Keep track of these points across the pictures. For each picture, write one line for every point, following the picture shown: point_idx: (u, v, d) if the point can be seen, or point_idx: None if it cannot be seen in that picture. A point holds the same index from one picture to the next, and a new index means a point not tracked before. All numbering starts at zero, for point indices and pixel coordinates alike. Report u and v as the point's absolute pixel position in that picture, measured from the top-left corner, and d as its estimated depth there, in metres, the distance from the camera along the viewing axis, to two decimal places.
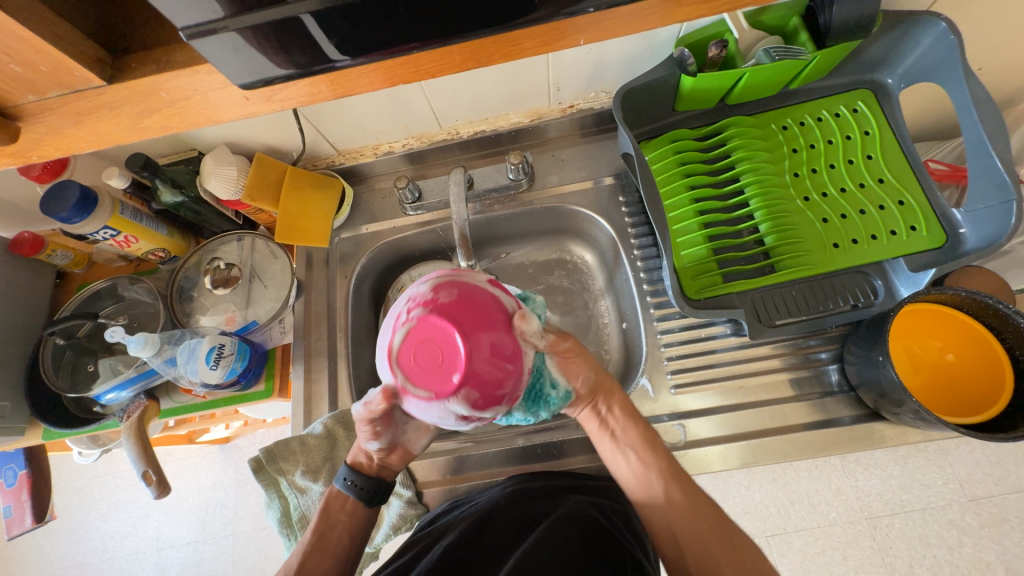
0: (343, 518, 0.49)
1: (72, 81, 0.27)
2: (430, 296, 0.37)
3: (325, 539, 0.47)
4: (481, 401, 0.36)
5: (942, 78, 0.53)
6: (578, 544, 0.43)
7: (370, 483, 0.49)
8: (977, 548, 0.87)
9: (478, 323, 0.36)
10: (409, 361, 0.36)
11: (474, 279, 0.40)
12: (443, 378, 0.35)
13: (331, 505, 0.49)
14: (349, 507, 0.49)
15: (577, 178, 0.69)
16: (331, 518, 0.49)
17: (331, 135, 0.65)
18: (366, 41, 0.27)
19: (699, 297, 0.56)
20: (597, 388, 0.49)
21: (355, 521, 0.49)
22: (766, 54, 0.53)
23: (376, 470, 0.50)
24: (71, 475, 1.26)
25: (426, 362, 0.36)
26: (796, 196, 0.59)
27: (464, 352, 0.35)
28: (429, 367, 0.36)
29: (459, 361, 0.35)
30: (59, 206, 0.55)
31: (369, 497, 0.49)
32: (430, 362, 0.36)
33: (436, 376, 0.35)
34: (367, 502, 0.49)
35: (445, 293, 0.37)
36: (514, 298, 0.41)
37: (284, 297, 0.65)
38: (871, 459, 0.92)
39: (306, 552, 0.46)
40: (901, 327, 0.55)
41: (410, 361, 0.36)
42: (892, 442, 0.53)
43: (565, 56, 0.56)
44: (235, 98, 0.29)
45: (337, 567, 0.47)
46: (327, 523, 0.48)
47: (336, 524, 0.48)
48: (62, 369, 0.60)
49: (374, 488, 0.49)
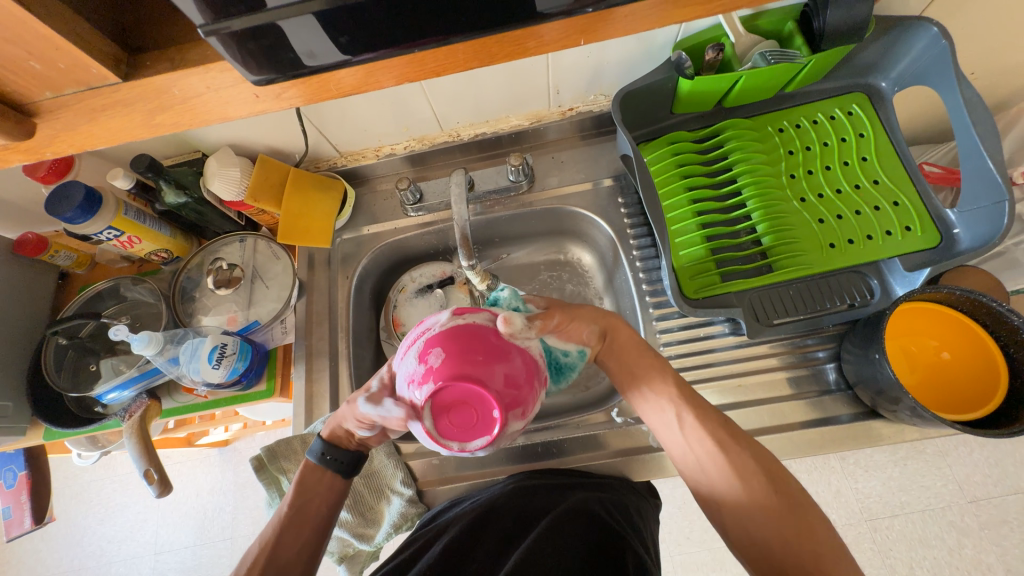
0: (320, 492, 0.49)
1: (89, 78, 0.27)
2: (424, 366, 0.34)
3: (302, 513, 0.47)
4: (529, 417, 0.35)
5: (934, 81, 0.54)
6: (578, 542, 0.43)
7: (347, 457, 0.49)
8: (977, 549, 0.88)
9: (485, 362, 0.33)
10: (448, 430, 0.33)
11: (440, 320, 0.36)
12: (487, 427, 0.32)
13: (308, 478, 0.49)
14: (326, 479, 0.49)
15: (577, 179, 0.70)
16: (308, 491, 0.48)
17: (334, 137, 0.66)
18: (373, 41, 0.27)
19: (698, 297, 0.57)
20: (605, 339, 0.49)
21: (333, 495, 0.49)
22: (762, 57, 0.54)
23: (352, 445, 0.50)
24: (69, 479, 1.25)
25: (467, 421, 0.33)
26: (792, 197, 0.60)
27: (491, 392, 0.32)
28: (470, 423, 0.33)
29: (491, 402, 0.32)
30: (65, 206, 0.55)
31: (346, 470, 0.50)
32: (468, 420, 0.33)
33: (483, 425, 0.33)
34: (345, 474, 0.50)
35: (434, 354, 0.34)
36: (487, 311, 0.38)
37: (286, 297, 0.65)
38: (870, 460, 0.93)
39: (282, 524, 0.46)
40: (897, 326, 0.56)
41: (449, 429, 0.33)
42: (890, 439, 0.54)
43: (565, 59, 0.57)
44: (245, 96, 0.30)
45: (313, 539, 0.47)
46: (304, 497, 0.48)
47: (312, 498, 0.48)
48: (64, 368, 0.60)
49: (352, 462, 0.49)
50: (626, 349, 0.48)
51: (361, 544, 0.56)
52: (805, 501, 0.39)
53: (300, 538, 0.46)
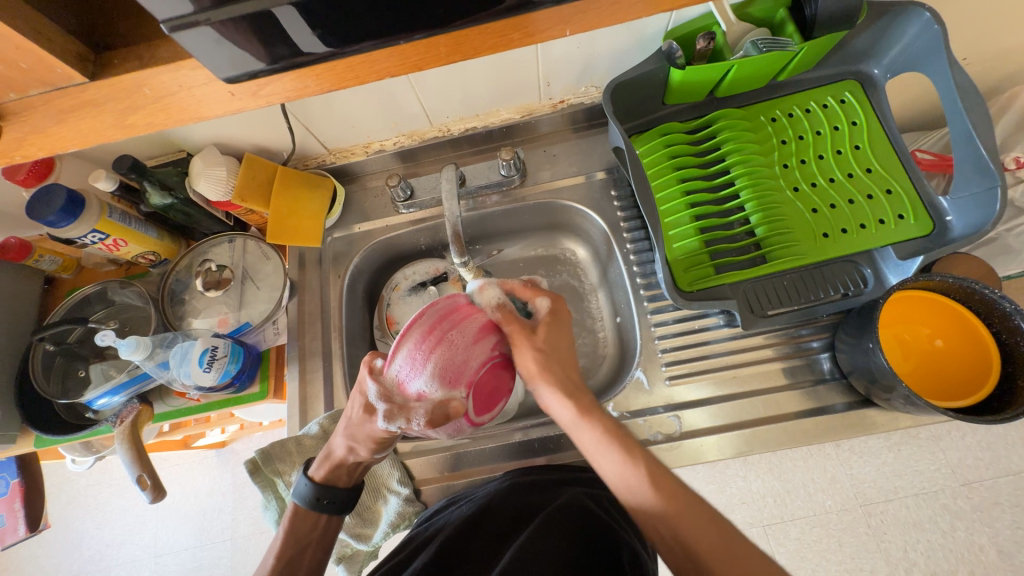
0: (315, 537, 0.50)
1: (54, 78, 0.27)
2: (444, 358, 0.41)
3: (294, 563, 0.48)
4: (515, 377, 0.51)
5: (925, 68, 0.54)
6: (568, 545, 0.43)
7: (342, 496, 0.51)
8: (970, 531, 0.89)
9: (487, 340, 0.44)
10: (482, 406, 0.44)
11: (431, 313, 0.42)
12: (499, 394, 0.46)
13: (300, 527, 0.50)
14: (320, 525, 0.51)
15: (569, 173, 0.69)
16: (302, 540, 0.50)
17: (322, 134, 0.65)
18: (352, 31, 0.27)
19: (692, 289, 0.56)
20: (566, 390, 0.46)
21: (327, 538, 0.51)
22: (753, 46, 0.53)
23: (346, 482, 0.52)
24: (65, 484, 1.24)
25: (489, 390, 0.45)
26: (786, 186, 0.59)
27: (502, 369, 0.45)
28: (490, 392, 0.45)
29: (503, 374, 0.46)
30: (45, 210, 0.54)
31: (336, 509, 0.51)
32: (490, 391, 0.45)
33: (497, 392, 0.46)
34: (338, 514, 0.51)
35: (448, 345, 0.41)
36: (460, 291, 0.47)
37: (277, 298, 0.64)
38: (865, 446, 0.94)
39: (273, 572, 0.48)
40: (891, 314, 0.55)
41: (484, 393, 0.44)
42: (884, 427, 0.54)
43: (554, 49, 0.56)
44: (221, 94, 0.29)
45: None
46: (296, 547, 0.49)
47: (306, 546, 0.49)
48: (53, 374, 0.59)
49: (347, 500, 0.51)
50: (558, 399, 0.47)
51: (359, 544, 0.56)
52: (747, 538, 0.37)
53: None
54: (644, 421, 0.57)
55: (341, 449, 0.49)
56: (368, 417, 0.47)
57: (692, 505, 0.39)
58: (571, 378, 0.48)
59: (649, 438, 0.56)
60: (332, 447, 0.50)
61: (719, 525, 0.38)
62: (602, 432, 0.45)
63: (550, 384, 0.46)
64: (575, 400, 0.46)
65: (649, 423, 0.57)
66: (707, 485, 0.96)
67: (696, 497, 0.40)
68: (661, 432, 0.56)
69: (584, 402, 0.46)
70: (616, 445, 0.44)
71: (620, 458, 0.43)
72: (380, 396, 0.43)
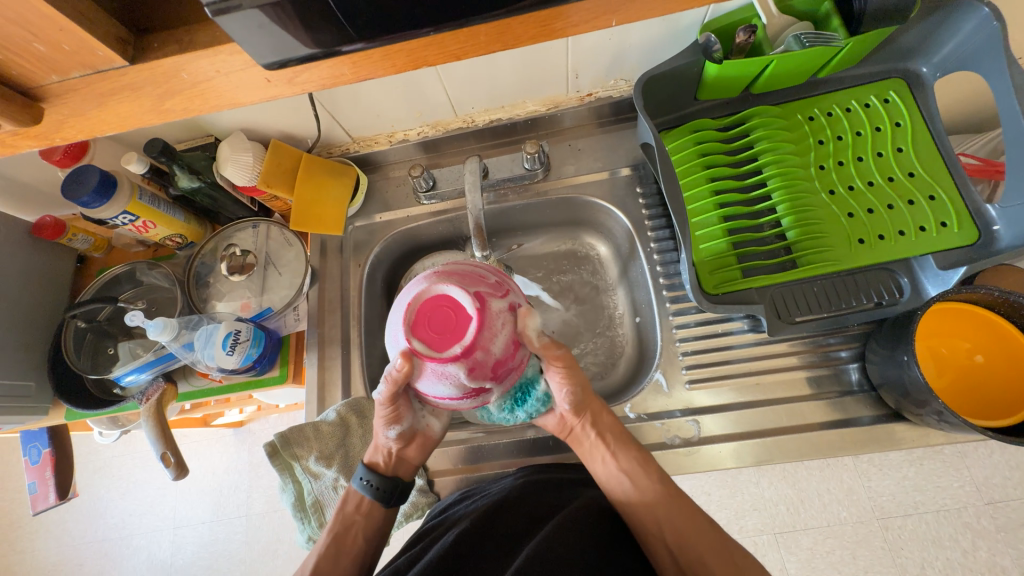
0: (359, 519, 0.51)
1: (96, 60, 0.27)
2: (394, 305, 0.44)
3: (341, 541, 0.49)
4: (503, 316, 0.40)
5: (979, 68, 0.51)
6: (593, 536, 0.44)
7: (390, 485, 0.50)
8: (992, 552, 0.86)
9: (430, 277, 0.42)
10: (434, 346, 0.39)
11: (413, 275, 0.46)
12: (459, 332, 0.39)
13: (347, 505, 0.51)
14: (362, 508, 0.51)
15: (593, 168, 0.68)
16: (347, 519, 0.50)
17: (346, 122, 0.65)
18: (389, 19, 0.26)
19: (717, 292, 0.55)
20: (584, 409, 0.49)
21: (371, 524, 0.51)
22: (796, 40, 0.51)
23: (391, 469, 0.51)
24: (92, 454, 1.30)
25: (438, 324, 0.39)
26: (821, 188, 0.57)
27: (465, 300, 0.40)
28: (442, 326, 0.39)
29: (487, 313, 0.40)
30: (80, 190, 0.55)
31: (384, 496, 0.50)
32: (443, 326, 0.40)
33: (451, 333, 0.39)
34: (384, 502, 0.50)
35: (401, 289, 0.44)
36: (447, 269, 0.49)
37: (298, 285, 0.65)
38: (885, 459, 0.91)
39: (322, 553, 0.48)
40: (928, 327, 0.53)
41: (423, 319, 0.40)
42: (912, 443, 0.52)
43: (585, 40, 0.55)
44: (257, 80, 0.29)
45: (352, 566, 0.49)
46: (343, 525, 0.50)
47: (351, 527, 0.50)
48: (84, 350, 0.61)
49: (389, 489, 0.50)
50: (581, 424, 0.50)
51: None
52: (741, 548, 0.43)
53: (339, 566, 0.48)
54: (662, 424, 0.56)
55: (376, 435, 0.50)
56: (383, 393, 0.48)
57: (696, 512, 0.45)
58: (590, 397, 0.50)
59: (666, 442, 0.55)
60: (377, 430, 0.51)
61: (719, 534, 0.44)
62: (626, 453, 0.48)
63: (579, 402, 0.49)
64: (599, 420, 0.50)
65: (666, 426, 0.56)
66: (718, 490, 0.94)
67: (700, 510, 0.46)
68: (678, 436, 0.55)
69: (606, 427, 0.50)
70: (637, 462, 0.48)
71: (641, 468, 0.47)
72: None
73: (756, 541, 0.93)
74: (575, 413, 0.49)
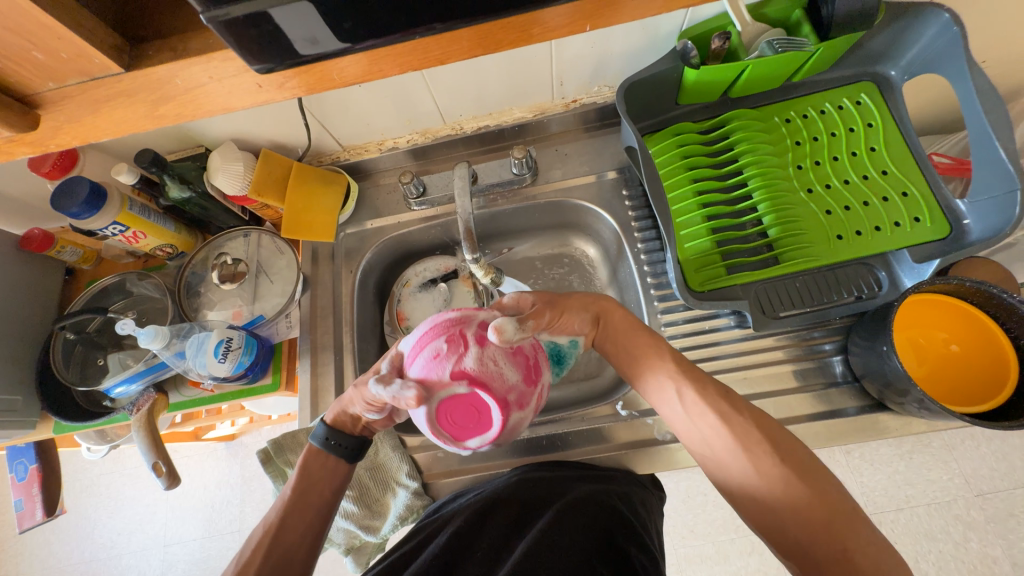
0: (323, 475, 0.50)
1: (92, 68, 0.28)
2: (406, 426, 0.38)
3: (305, 496, 0.48)
4: (490, 360, 0.34)
5: (943, 69, 0.53)
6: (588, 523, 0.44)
7: (352, 442, 0.51)
8: (983, 543, 0.87)
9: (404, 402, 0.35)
10: (480, 430, 0.34)
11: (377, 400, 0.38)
12: (485, 410, 0.34)
13: (311, 463, 0.50)
14: (328, 465, 0.50)
15: (580, 172, 0.70)
16: (311, 475, 0.49)
17: (336, 131, 0.66)
18: (376, 27, 0.27)
19: (704, 289, 0.56)
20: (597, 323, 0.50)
21: (336, 479, 0.50)
22: (768, 46, 0.52)
23: (357, 429, 0.52)
24: (79, 472, 1.27)
25: (464, 419, 0.34)
26: (799, 187, 0.59)
27: (453, 387, 0.34)
28: (466, 415, 0.34)
29: (479, 376, 0.34)
30: (70, 202, 0.55)
31: (349, 454, 0.51)
32: (468, 414, 0.34)
33: (479, 415, 0.34)
34: (348, 459, 0.51)
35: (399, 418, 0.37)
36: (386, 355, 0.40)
37: (290, 292, 0.65)
38: (875, 453, 0.92)
39: (286, 507, 0.47)
40: (906, 318, 0.55)
41: (441, 424, 0.34)
42: (896, 432, 0.53)
43: (569, 48, 0.57)
44: (248, 86, 0.30)
45: (318, 519, 0.48)
46: (307, 482, 0.49)
47: (317, 483, 0.49)
48: (73, 362, 0.61)
49: (355, 449, 0.51)
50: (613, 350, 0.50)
51: (367, 536, 0.57)
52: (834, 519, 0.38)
53: (305, 518, 0.47)
54: (653, 420, 0.57)
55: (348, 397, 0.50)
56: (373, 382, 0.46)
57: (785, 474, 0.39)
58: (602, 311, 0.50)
59: (658, 438, 0.56)
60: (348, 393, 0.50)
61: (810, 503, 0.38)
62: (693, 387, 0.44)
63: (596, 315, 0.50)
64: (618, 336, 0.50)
65: (658, 423, 0.57)
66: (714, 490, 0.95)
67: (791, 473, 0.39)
68: (670, 433, 0.56)
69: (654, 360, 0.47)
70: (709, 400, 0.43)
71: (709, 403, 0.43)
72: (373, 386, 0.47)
73: (753, 539, 0.94)
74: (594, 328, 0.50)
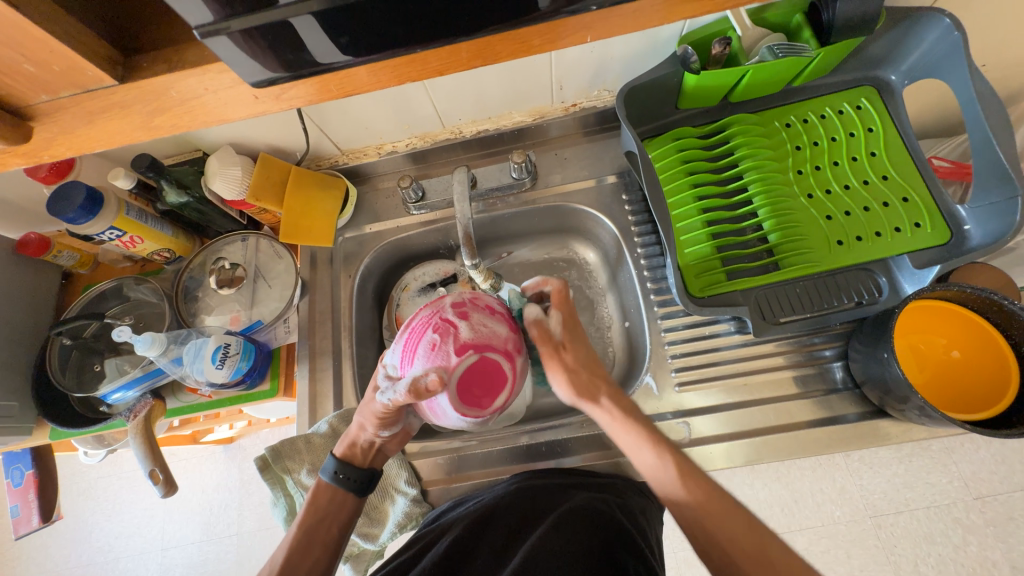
0: (332, 510, 0.50)
1: (84, 80, 0.27)
2: (436, 415, 0.42)
3: (312, 533, 0.49)
4: (482, 327, 0.42)
5: (945, 75, 0.53)
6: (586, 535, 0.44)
7: (362, 476, 0.51)
8: (982, 546, 0.87)
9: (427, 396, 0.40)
10: (499, 383, 0.41)
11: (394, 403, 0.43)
12: (496, 367, 0.41)
13: (319, 499, 0.51)
14: (338, 498, 0.51)
15: (580, 176, 0.69)
16: (320, 511, 0.50)
17: (335, 135, 0.65)
18: (373, 38, 0.27)
19: (703, 295, 0.56)
20: (592, 373, 0.49)
21: (344, 514, 0.51)
22: (769, 50, 0.53)
23: (367, 462, 0.52)
24: (75, 476, 1.26)
25: (483, 381, 0.41)
26: (800, 192, 0.59)
27: (462, 359, 0.40)
28: (484, 377, 0.41)
29: (477, 341, 0.41)
30: (66, 207, 0.55)
31: (358, 488, 0.51)
32: (485, 375, 0.41)
33: (494, 372, 0.41)
34: (355, 493, 0.51)
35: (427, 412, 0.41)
36: (382, 376, 0.45)
37: (289, 297, 0.65)
38: (875, 457, 0.92)
39: (293, 545, 0.48)
40: (906, 324, 0.55)
41: (464, 396, 0.40)
42: (897, 439, 0.53)
43: (569, 53, 0.56)
44: (245, 97, 0.30)
45: (325, 557, 0.48)
46: (315, 518, 0.50)
47: (325, 518, 0.50)
48: (69, 368, 0.61)
49: (366, 481, 0.51)
50: (592, 407, 0.48)
51: (366, 543, 0.56)
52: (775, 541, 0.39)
53: (310, 556, 0.48)
54: None
55: (356, 427, 0.51)
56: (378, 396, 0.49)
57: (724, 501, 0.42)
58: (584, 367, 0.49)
59: None
60: (354, 424, 0.52)
61: (751, 526, 0.40)
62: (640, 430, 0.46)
63: (589, 375, 0.49)
64: (614, 397, 0.48)
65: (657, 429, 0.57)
66: None
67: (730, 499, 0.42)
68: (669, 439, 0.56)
69: (620, 401, 0.48)
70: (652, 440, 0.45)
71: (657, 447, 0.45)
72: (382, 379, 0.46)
73: None
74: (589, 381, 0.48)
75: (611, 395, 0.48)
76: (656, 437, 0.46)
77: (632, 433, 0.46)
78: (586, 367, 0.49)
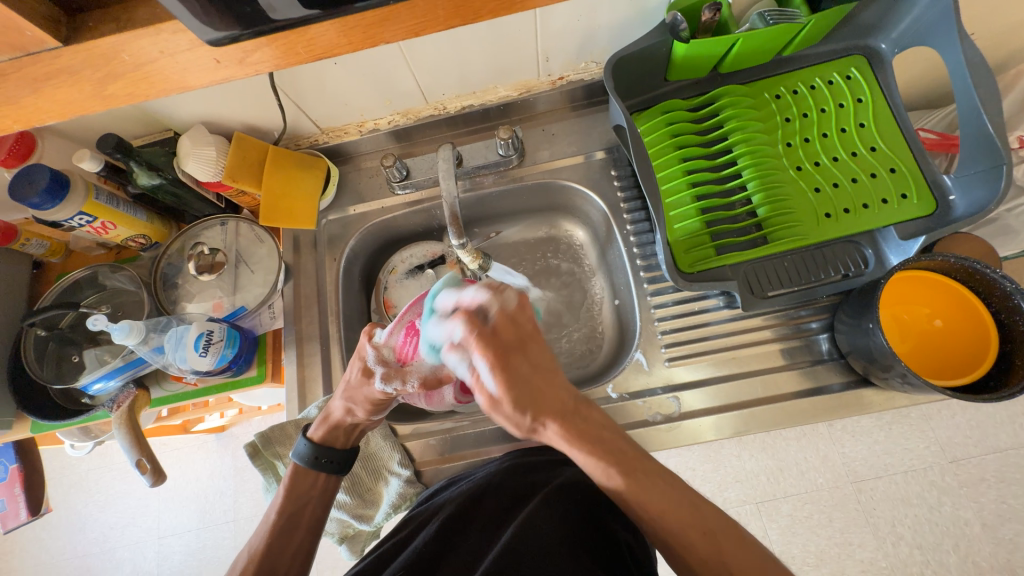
0: (314, 496, 0.51)
1: (25, 42, 0.25)
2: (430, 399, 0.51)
3: (294, 518, 0.50)
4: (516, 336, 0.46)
5: (933, 41, 0.52)
6: (575, 512, 0.45)
7: (341, 457, 0.52)
8: (956, 506, 0.91)
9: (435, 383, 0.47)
10: None
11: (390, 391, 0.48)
12: None
13: (300, 484, 0.51)
14: (319, 484, 0.51)
15: (568, 153, 0.68)
16: (302, 498, 0.51)
17: (312, 112, 0.63)
18: None
19: (693, 271, 0.56)
20: (535, 409, 0.41)
21: (325, 497, 0.52)
22: (760, 17, 0.52)
23: (346, 443, 0.53)
24: (65, 469, 1.25)
25: None
26: (789, 165, 0.58)
27: None
28: None
29: None
30: (28, 191, 0.52)
31: (340, 468, 0.52)
32: None
33: None
34: (336, 473, 0.52)
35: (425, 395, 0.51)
36: (375, 355, 0.49)
37: (272, 282, 0.63)
38: (857, 426, 0.95)
39: (276, 532, 0.49)
40: (892, 294, 0.55)
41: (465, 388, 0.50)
42: (880, 407, 0.54)
43: (554, 22, 0.54)
44: (204, 61, 0.28)
45: (308, 538, 0.50)
46: (297, 504, 0.50)
47: (306, 503, 0.50)
48: (46, 360, 0.59)
49: (345, 460, 0.52)
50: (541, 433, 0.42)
51: (361, 525, 0.57)
52: (732, 540, 0.38)
53: (294, 541, 0.49)
54: (643, 402, 0.57)
55: (340, 411, 0.51)
56: (366, 381, 0.49)
57: (684, 503, 0.39)
58: (529, 393, 0.41)
59: (648, 419, 0.57)
60: (332, 407, 0.52)
61: (713, 528, 0.38)
62: (591, 453, 0.41)
63: (535, 412, 0.41)
64: (560, 427, 0.41)
65: (647, 404, 0.57)
66: (702, 464, 0.97)
67: (688, 494, 0.40)
68: (660, 413, 0.57)
69: (566, 431, 0.41)
70: (603, 462, 0.40)
71: (610, 470, 0.40)
72: (378, 360, 0.49)
73: (739, 511, 0.97)
74: (527, 424, 0.41)
75: (558, 427, 0.41)
76: (605, 457, 0.40)
77: (584, 454, 0.41)
78: (528, 402, 0.40)
